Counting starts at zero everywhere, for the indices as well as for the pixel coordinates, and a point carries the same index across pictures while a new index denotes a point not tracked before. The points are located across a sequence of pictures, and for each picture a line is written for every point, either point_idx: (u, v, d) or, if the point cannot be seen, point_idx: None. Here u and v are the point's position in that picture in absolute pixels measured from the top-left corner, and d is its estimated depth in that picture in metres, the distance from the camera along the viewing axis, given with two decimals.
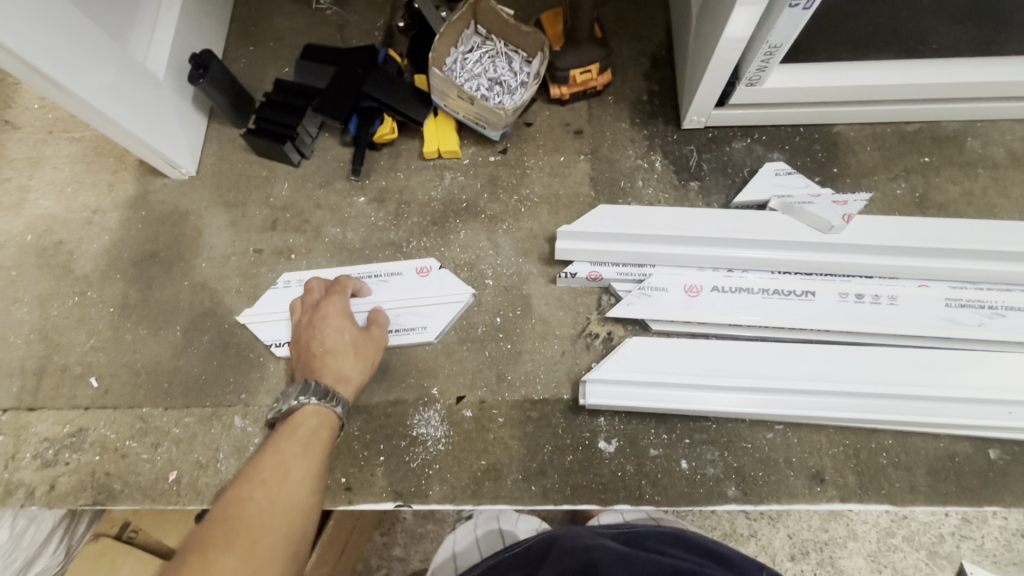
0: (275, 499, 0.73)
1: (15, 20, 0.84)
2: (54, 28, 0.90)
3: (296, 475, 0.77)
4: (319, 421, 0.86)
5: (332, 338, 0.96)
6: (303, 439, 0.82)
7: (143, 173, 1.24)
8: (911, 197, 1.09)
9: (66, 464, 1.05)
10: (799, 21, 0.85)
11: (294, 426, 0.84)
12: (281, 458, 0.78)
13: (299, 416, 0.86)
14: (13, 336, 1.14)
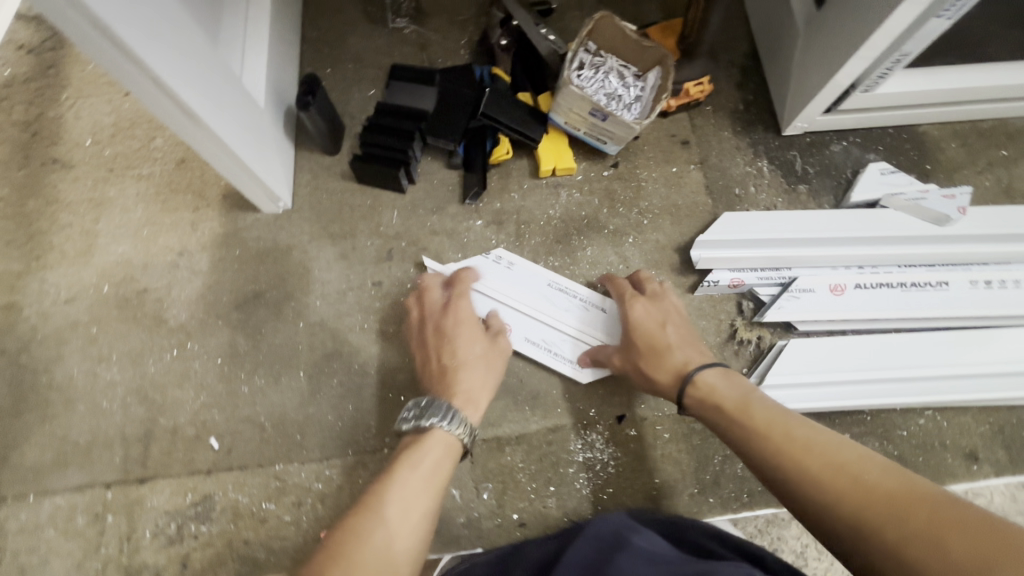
0: (390, 538, 0.63)
1: (159, 46, 0.76)
2: (187, 53, 0.82)
3: (416, 512, 0.68)
4: (444, 451, 0.76)
5: (469, 351, 0.89)
6: (425, 469, 0.72)
7: (229, 208, 1.14)
8: (999, 187, 1.18)
9: (195, 538, 0.94)
10: (936, 31, 0.91)
11: (413, 450, 0.75)
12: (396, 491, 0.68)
13: (423, 439, 0.77)
14: (107, 401, 1.01)
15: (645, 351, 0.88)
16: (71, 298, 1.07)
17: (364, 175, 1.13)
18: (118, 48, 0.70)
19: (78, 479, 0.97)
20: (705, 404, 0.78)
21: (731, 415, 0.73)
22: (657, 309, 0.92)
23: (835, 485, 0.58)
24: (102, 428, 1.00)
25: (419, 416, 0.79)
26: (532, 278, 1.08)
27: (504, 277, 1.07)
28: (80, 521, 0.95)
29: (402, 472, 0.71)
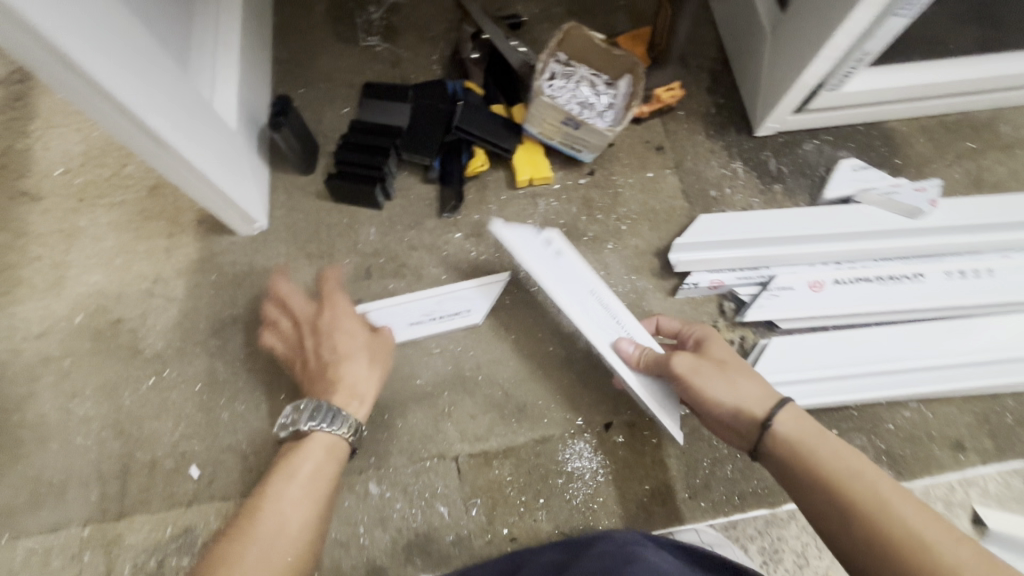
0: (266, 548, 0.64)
1: (130, 79, 0.76)
2: (158, 84, 0.82)
3: (293, 521, 0.68)
4: (324, 454, 0.77)
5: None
6: (305, 473, 0.73)
7: (204, 233, 1.12)
8: (969, 179, 1.20)
9: (178, 572, 0.92)
10: (896, 28, 0.93)
11: (290, 457, 0.75)
12: (273, 505, 0.69)
13: (301, 443, 0.77)
14: (82, 436, 0.99)
15: (731, 368, 0.74)
16: (42, 331, 1.05)
17: (339, 194, 1.12)
18: (88, 83, 0.71)
19: (53, 519, 0.94)
20: (793, 440, 0.66)
21: (824, 456, 0.63)
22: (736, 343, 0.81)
23: (962, 561, 0.50)
24: (77, 464, 0.97)
25: (305, 412, 0.79)
26: (577, 280, 0.94)
27: (552, 271, 0.93)
28: (57, 563, 0.92)
29: (277, 480, 0.71)
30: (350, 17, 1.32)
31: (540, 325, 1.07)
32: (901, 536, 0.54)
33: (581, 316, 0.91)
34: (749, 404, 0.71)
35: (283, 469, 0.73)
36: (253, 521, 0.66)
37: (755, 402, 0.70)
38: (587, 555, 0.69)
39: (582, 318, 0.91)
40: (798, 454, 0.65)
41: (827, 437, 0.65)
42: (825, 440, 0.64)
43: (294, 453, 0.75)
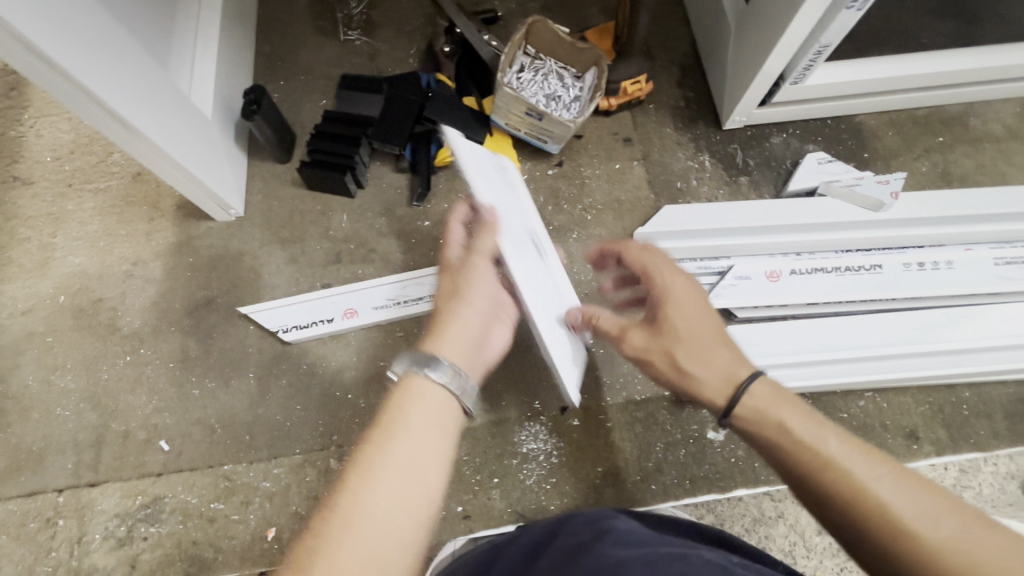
0: (398, 519, 0.50)
1: (101, 70, 0.80)
2: (131, 75, 0.86)
3: (410, 481, 0.52)
4: (436, 406, 0.57)
5: (460, 308, 0.68)
6: (428, 425, 0.56)
7: (183, 218, 1.17)
8: (935, 172, 1.22)
9: (145, 539, 0.96)
10: (849, 22, 0.94)
11: (398, 407, 0.56)
12: (388, 474, 0.51)
13: (410, 387, 0.58)
14: (61, 408, 1.04)
15: (686, 343, 0.68)
16: (27, 309, 1.10)
17: (311, 181, 1.16)
18: (58, 73, 0.74)
19: (30, 485, 0.99)
20: (753, 418, 0.61)
21: (785, 432, 0.58)
22: (696, 293, 0.72)
23: (927, 502, 0.49)
24: (55, 434, 1.02)
25: (415, 366, 0.59)
26: (509, 209, 0.81)
27: (494, 195, 0.77)
28: (32, 527, 0.97)
29: (386, 439, 0.53)
30: (330, 12, 1.36)
31: None
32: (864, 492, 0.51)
33: (514, 249, 0.74)
34: (706, 386, 0.66)
35: (388, 426, 0.54)
36: (363, 493, 0.50)
37: (713, 381, 0.66)
38: (562, 535, 0.61)
39: (512, 247, 0.74)
40: (753, 431, 0.61)
41: (793, 406, 0.60)
42: (790, 411, 0.59)
43: (404, 401, 0.57)
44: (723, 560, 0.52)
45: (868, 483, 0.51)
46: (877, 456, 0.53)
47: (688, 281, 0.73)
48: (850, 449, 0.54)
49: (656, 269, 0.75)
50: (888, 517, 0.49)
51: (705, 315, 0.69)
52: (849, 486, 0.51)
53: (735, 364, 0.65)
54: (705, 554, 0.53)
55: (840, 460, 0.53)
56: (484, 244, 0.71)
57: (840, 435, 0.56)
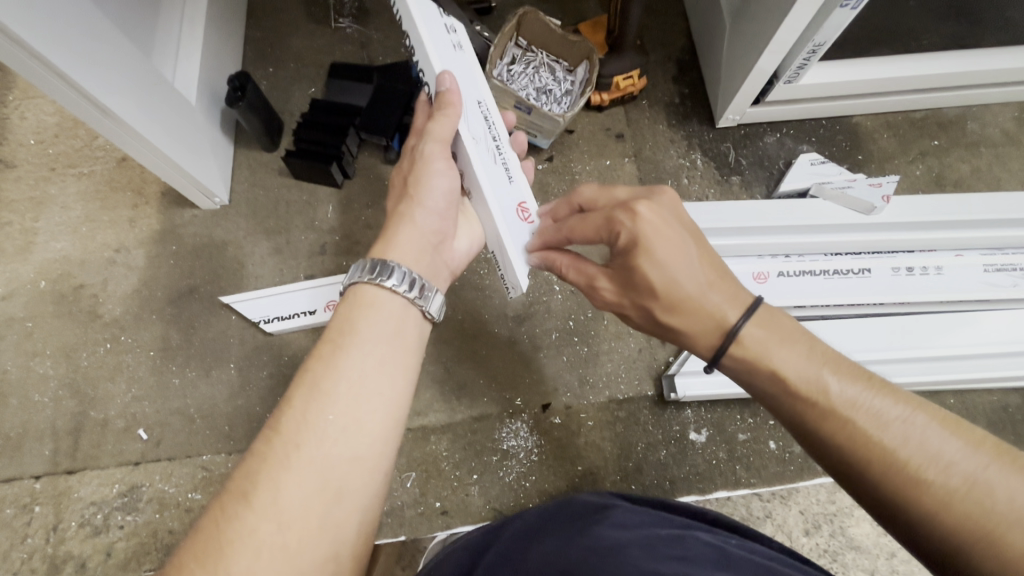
0: (350, 429, 0.54)
1: (81, 57, 0.78)
2: (114, 61, 0.84)
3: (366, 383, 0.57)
4: (394, 313, 0.63)
5: (415, 215, 0.70)
6: (378, 339, 0.60)
7: (167, 205, 1.16)
8: (929, 176, 1.20)
9: (121, 528, 0.96)
10: (844, 21, 0.92)
11: (349, 320, 0.61)
12: (339, 388, 0.55)
13: (361, 301, 0.63)
14: (40, 394, 1.03)
15: (665, 299, 0.63)
16: (8, 293, 1.09)
17: (297, 171, 1.14)
18: (34, 58, 0.73)
19: (8, 471, 0.99)
20: (747, 364, 0.60)
21: (782, 381, 0.58)
22: (670, 229, 0.63)
23: (930, 443, 0.49)
24: (33, 421, 1.01)
25: (365, 275, 0.64)
26: (467, 83, 0.78)
27: (449, 64, 0.75)
28: (8, 512, 0.97)
29: (340, 347, 0.58)
30: None
31: (487, 307, 1.09)
32: (867, 445, 0.51)
33: (466, 124, 0.74)
34: (697, 337, 0.64)
35: (340, 342, 0.58)
36: (314, 407, 0.54)
37: (702, 332, 0.63)
38: (557, 522, 0.62)
39: (465, 127, 0.73)
40: (750, 376, 0.61)
41: (792, 346, 0.59)
42: (789, 355, 0.58)
43: (355, 315, 0.61)
44: (719, 542, 0.56)
45: (872, 430, 0.51)
46: (881, 395, 0.53)
47: (659, 212, 0.63)
48: (853, 394, 0.54)
49: (620, 211, 0.64)
50: (894, 461, 0.50)
51: (682, 256, 0.62)
52: (851, 432, 0.52)
53: (724, 307, 0.62)
54: (701, 542, 0.55)
55: (842, 407, 0.53)
56: (439, 132, 0.70)
57: (841, 376, 0.55)
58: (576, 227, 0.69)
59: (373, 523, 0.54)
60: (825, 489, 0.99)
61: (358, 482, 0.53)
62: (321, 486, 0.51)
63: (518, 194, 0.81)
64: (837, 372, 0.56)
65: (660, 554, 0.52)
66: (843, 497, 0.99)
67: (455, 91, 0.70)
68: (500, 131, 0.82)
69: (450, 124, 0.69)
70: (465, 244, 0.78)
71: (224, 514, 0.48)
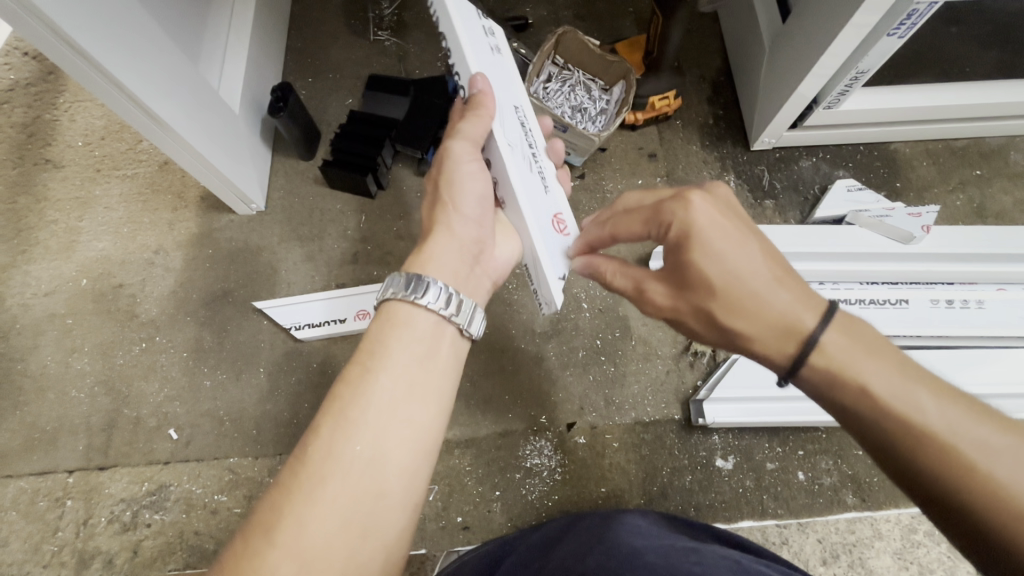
0: (377, 459, 0.52)
1: (137, 69, 0.82)
2: (166, 71, 0.87)
3: (393, 412, 0.55)
4: (427, 335, 0.60)
5: (449, 226, 0.69)
6: (408, 360, 0.58)
7: (206, 209, 1.18)
8: (970, 207, 1.18)
9: (148, 526, 0.98)
10: (889, 49, 0.91)
11: (379, 340, 0.59)
12: (366, 416, 0.53)
13: (393, 318, 0.60)
14: (76, 390, 1.06)
15: (721, 294, 0.57)
16: (50, 290, 1.13)
17: (333, 180, 1.16)
18: (96, 69, 0.77)
19: (43, 464, 1.02)
20: (828, 378, 0.52)
21: (868, 398, 0.50)
22: (731, 222, 0.57)
23: None
24: (69, 416, 1.04)
25: (400, 291, 0.61)
26: (505, 86, 0.74)
27: (487, 64, 0.70)
28: (41, 505, 0.99)
29: (369, 371, 0.56)
30: (362, 11, 1.36)
31: (514, 322, 1.09)
32: (977, 474, 0.44)
33: (502, 127, 0.70)
34: (763, 345, 0.57)
35: (369, 364, 0.57)
36: (340, 437, 0.52)
37: (775, 342, 0.56)
38: (577, 529, 0.66)
39: (500, 130, 0.69)
40: (830, 391, 0.53)
41: (880, 358, 0.51)
42: (880, 367, 0.50)
43: (385, 333, 0.59)
44: (741, 557, 0.53)
45: (979, 460, 0.44)
46: (986, 420, 0.46)
47: (717, 205, 0.58)
48: (956, 419, 0.46)
49: (671, 200, 0.59)
50: (999, 496, 0.43)
51: (748, 254, 0.56)
52: (954, 463, 0.45)
53: (797, 309, 0.54)
54: (722, 551, 0.54)
55: (945, 433, 0.46)
56: (472, 133, 0.67)
57: (939, 395, 0.48)
58: (622, 219, 0.64)
59: (399, 559, 0.52)
60: (855, 524, 0.97)
61: (384, 518, 0.51)
62: (348, 521, 0.49)
63: (554, 206, 0.76)
64: (934, 391, 0.48)
65: (676, 563, 0.51)
66: (877, 535, 0.96)
67: (487, 92, 0.66)
68: (538, 138, 0.78)
69: (481, 126, 0.67)
70: (506, 253, 0.75)
71: (247, 547, 0.47)
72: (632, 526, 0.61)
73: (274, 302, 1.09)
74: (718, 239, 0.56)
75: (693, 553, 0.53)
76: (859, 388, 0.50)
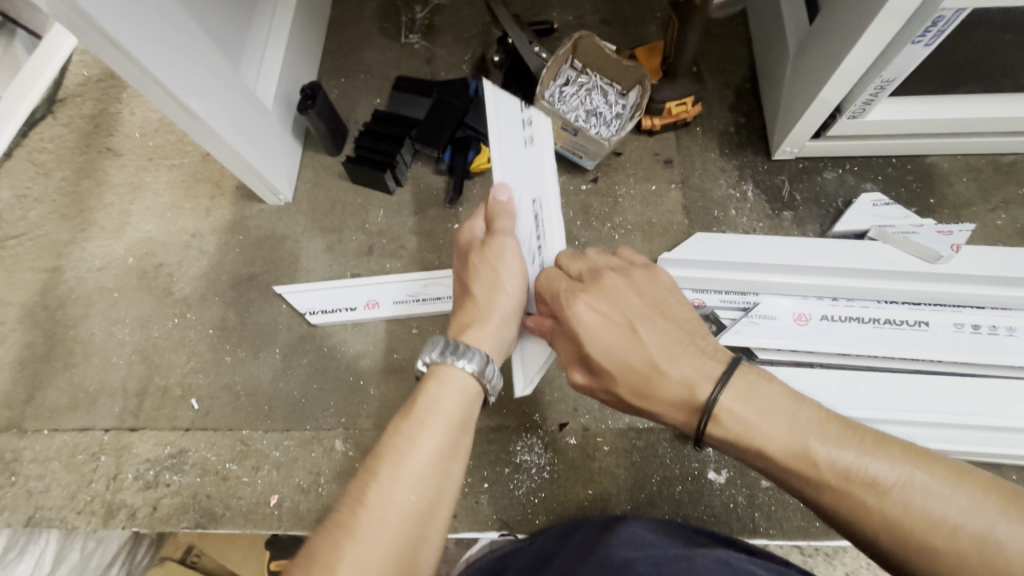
0: (426, 511, 0.56)
1: (175, 68, 0.89)
2: (202, 70, 0.95)
3: (443, 468, 0.59)
4: (469, 401, 0.64)
5: (504, 294, 0.72)
6: (458, 422, 0.62)
7: (240, 198, 1.27)
8: (1012, 227, 1.10)
9: (167, 486, 1.07)
10: (916, 57, 0.87)
11: (435, 399, 0.62)
12: (423, 467, 0.57)
13: (445, 381, 0.64)
14: (116, 357, 1.17)
15: (623, 376, 0.64)
16: (102, 265, 1.25)
17: (355, 176, 1.22)
18: (139, 68, 0.84)
19: (84, 421, 1.13)
20: (735, 444, 0.58)
21: (770, 456, 0.56)
22: (621, 312, 0.65)
23: (943, 510, 0.48)
24: (108, 380, 1.15)
25: (450, 357, 0.65)
26: (527, 183, 0.83)
27: (512, 172, 0.84)
28: (80, 458, 1.10)
29: (426, 429, 0.59)
30: (396, 16, 1.42)
31: None
32: (876, 508, 0.50)
33: (521, 226, 0.81)
34: (674, 417, 0.63)
35: (426, 421, 0.60)
36: (399, 486, 0.56)
37: (680, 414, 0.62)
38: (576, 537, 0.74)
39: (520, 229, 0.81)
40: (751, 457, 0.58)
41: (775, 417, 0.56)
42: (775, 428, 0.56)
43: (437, 392, 0.63)
44: (730, 556, 0.54)
45: (872, 498, 0.51)
46: (875, 455, 0.52)
47: (612, 298, 0.66)
48: (845, 461, 0.52)
49: (568, 299, 0.67)
50: (896, 525, 0.49)
51: (632, 340, 0.63)
52: (855, 502, 0.52)
53: (693, 382, 0.60)
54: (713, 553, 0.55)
55: (841, 481, 0.52)
56: (507, 227, 0.77)
57: (830, 441, 0.54)
58: (544, 281, 0.72)
59: None
60: None
61: (423, 563, 0.55)
62: (397, 564, 0.53)
63: None
64: (824, 439, 0.54)
65: (665, 569, 0.52)
66: None
67: (512, 199, 0.80)
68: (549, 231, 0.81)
69: (510, 224, 0.78)
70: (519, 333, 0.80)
71: None
72: (627, 534, 0.66)
73: (291, 287, 1.17)
74: (605, 322, 0.65)
75: (684, 559, 0.54)
76: (759, 450, 0.56)
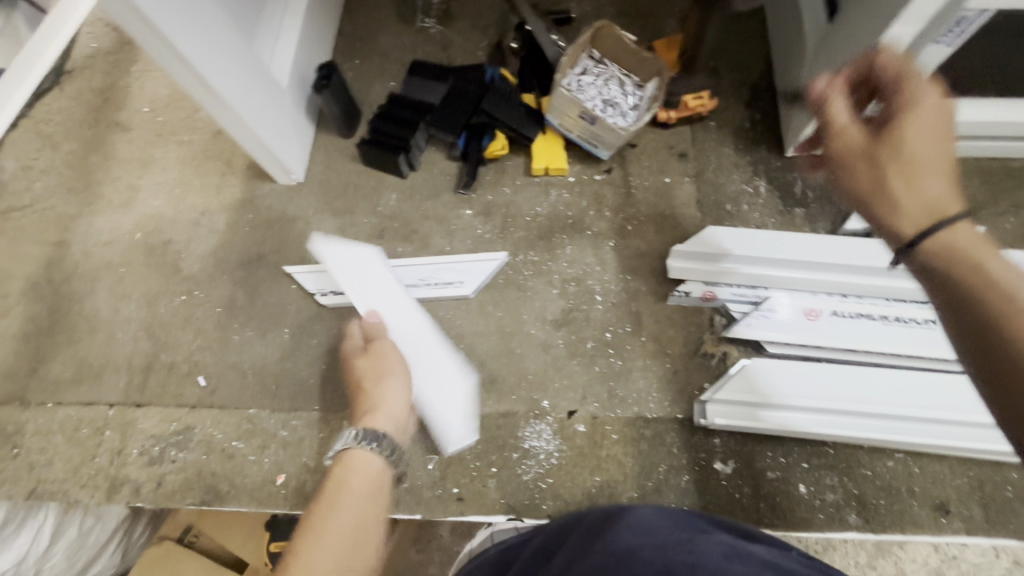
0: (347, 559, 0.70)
1: (191, 37, 0.88)
2: (218, 41, 0.93)
3: (354, 527, 0.73)
4: (371, 476, 0.80)
5: (403, 378, 0.94)
6: (361, 493, 0.77)
7: (251, 177, 1.26)
8: (1020, 231, 1.12)
9: (172, 462, 1.06)
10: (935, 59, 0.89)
11: (341, 479, 0.78)
12: (334, 528, 0.72)
13: (352, 463, 0.80)
14: (122, 332, 1.16)
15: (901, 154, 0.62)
16: (109, 240, 1.24)
17: (370, 158, 1.22)
18: (155, 35, 0.83)
19: (89, 395, 1.12)
20: (938, 243, 0.58)
21: (966, 267, 0.55)
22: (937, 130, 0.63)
23: None
24: (114, 355, 1.14)
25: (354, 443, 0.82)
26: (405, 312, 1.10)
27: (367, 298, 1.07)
28: (84, 432, 1.10)
29: (335, 502, 0.75)
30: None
31: (526, 307, 1.11)
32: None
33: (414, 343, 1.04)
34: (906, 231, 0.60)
35: (335, 495, 0.76)
36: (318, 547, 0.70)
37: (942, 200, 0.60)
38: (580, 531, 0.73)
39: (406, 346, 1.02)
40: (966, 296, 0.54)
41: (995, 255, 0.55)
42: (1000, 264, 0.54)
43: (343, 473, 0.79)
44: (733, 542, 0.58)
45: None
46: None
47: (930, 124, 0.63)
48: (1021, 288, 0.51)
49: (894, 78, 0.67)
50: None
51: (938, 180, 0.61)
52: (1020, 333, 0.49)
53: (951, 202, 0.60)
54: (715, 538, 0.59)
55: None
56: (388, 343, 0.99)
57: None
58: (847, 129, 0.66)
59: None
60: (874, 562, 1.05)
61: None
62: None
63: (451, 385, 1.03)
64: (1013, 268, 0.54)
65: (668, 553, 0.56)
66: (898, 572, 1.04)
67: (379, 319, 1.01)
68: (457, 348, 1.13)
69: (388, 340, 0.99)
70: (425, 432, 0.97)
71: None
72: (630, 524, 0.65)
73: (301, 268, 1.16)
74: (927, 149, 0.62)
75: (687, 545, 0.57)
76: (954, 255, 0.56)
